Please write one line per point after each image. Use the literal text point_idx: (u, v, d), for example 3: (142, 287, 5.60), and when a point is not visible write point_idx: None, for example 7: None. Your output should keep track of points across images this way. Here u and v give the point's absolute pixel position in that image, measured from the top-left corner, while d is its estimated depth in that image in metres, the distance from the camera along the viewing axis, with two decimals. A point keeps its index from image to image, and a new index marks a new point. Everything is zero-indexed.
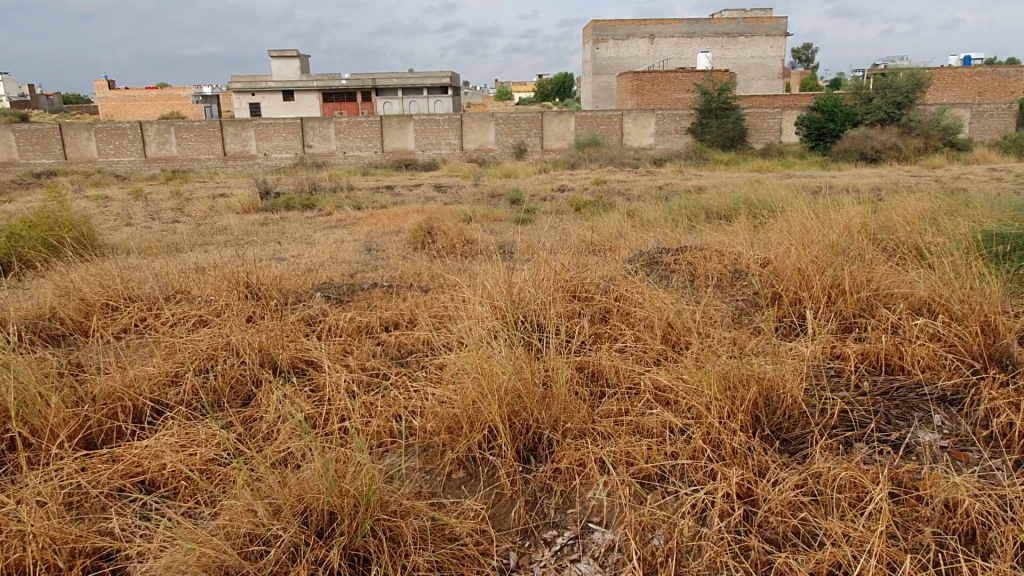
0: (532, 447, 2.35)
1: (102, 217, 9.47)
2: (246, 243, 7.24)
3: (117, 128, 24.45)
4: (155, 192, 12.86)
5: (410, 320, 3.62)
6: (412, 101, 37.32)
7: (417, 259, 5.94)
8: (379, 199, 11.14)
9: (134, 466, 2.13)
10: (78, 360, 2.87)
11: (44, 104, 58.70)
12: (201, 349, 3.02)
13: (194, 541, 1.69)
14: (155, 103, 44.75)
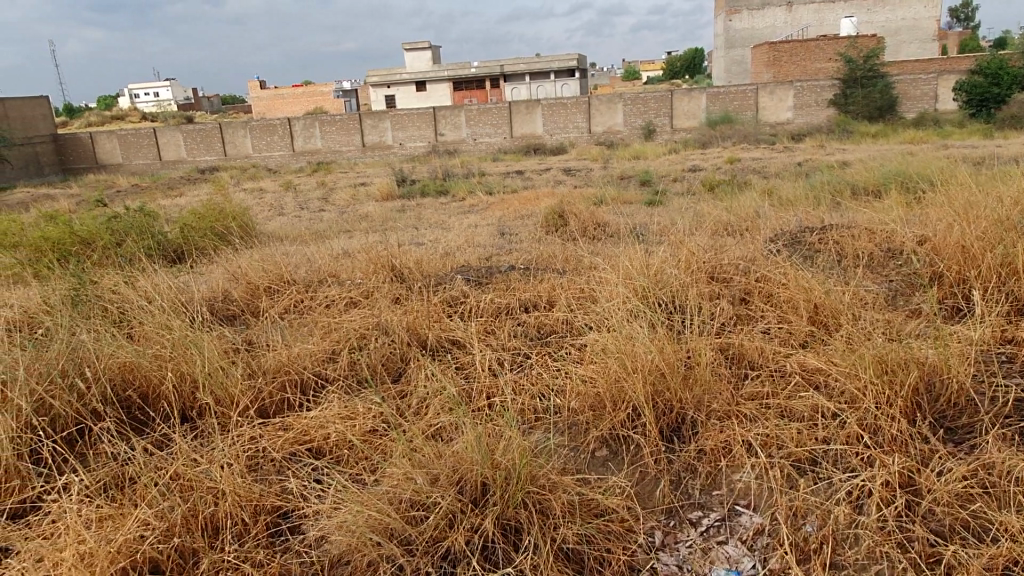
0: (676, 427, 2.34)
1: (259, 208, 10.29)
2: (387, 229, 7.63)
3: (268, 124, 26.30)
4: (303, 183, 13.75)
5: (548, 302, 3.70)
6: (540, 86, 37.54)
7: (551, 242, 6.05)
8: (510, 183, 11.35)
9: (303, 434, 2.32)
10: (249, 337, 3.15)
11: (206, 106, 64.42)
12: (356, 329, 3.23)
13: (361, 503, 1.82)
14: (299, 99, 47.59)
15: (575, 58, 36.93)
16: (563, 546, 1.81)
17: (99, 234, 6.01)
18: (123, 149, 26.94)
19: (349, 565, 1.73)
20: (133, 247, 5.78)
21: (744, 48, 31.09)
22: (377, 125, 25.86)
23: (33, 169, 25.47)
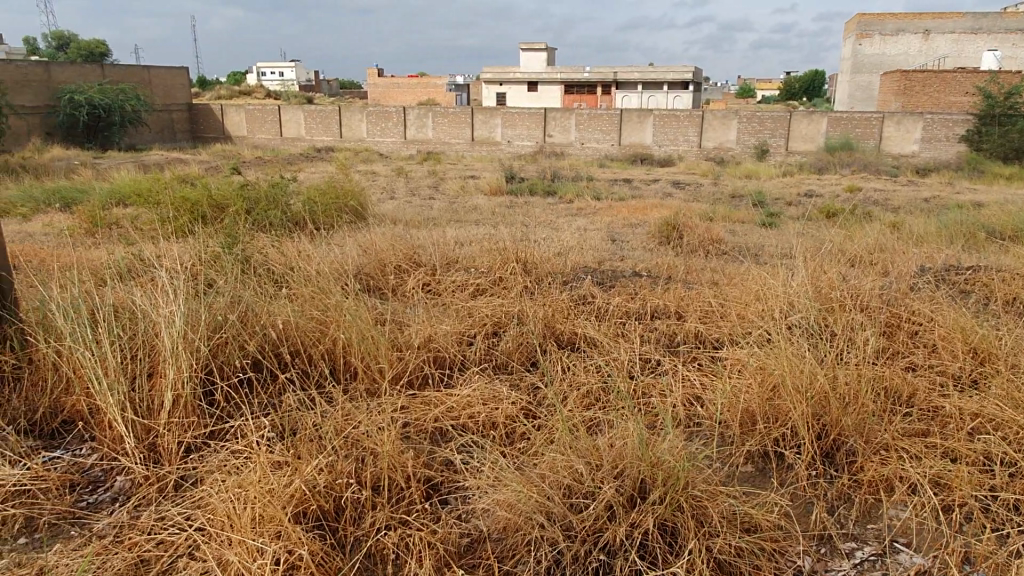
0: (828, 453, 2.27)
1: (374, 190, 10.65)
2: (499, 222, 7.73)
3: (384, 112, 27.17)
4: (417, 170, 14.19)
5: (676, 311, 3.65)
6: (651, 96, 37.13)
7: (668, 253, 5.98)
8: (618, 190, 11.29)
9: (452, 411, 2.38)
10: (392, 312, 3.27)
11: (325, 89, 67.46)
12: (490, 315, 3.29)
13: (520, 483, 1.85)
14: (413, 89, 48.89)
15: (692, 70, 36.21)
16: (718, 556, 1.75)
17: (237, 200, 6.37)
18: (248, 124, 28.82)
19: (505, 542, 1.78)
20: (268, 216, 6.14)
21: (872, 74, 29.75)
22: (487, 121, 26.23)
23: (167, 134, 29.08)
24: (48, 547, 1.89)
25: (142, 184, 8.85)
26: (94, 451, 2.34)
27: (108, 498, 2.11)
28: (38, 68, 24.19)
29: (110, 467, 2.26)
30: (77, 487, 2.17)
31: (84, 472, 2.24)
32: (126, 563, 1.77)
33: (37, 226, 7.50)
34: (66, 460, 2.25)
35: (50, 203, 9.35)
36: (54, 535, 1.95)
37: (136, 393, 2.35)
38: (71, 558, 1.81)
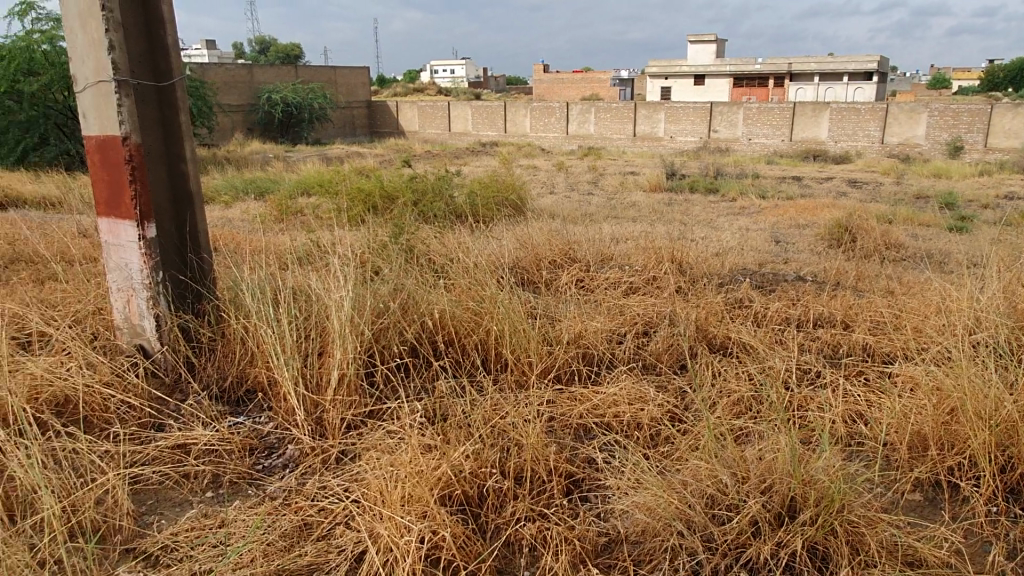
0: (1014, 488, 2.05)
1: (534, 185, 10.86)
2: (656, 219, 7.62)
3: (547, 107, 27.60)
4: (576, 165, 14.27)
5: (843, 319, 3.42)
6: (829, 89, 34.77)
7: (838, 256, 5.60)
8: (786, 189, 10.71)
9: (597, 408, 2.41)
10: (543, 306, 3.34)
11: (492, 84, 69.49)
12: (641, 315, 3.27)
13: (661, 488, 1.84)
14: (577, 85, 49.12)
15: (877, 60, 33.47)
16: None
17: (405, 193, 6.79)
18: (421, 120, 30.82)
19: (644, 545, 1.77)
20: (433, 209, 6.47)
21: None
22: (650, 116, 25.81)
23: (348, 130, 31.59)
24: (230, 502, 2.16)
25: (324, 177, 9.62)
26: (271, 420, 2.60)
27: (280, 464, 2.35)
28: (242, 70, 27.05)
29: (283, 436, 2.50)
30: (255, 450, 2.43)
31: (262, 438, 2.50)
32: (291, 527, 1.99)
33: (235, 213, 8.40)
34: (247, 426, 2.51)
35: (247, 192, 10.42)
36: (234, 493, 2.21)
37: (308, 370, 2.58)
38: (247, 515, 2.06)
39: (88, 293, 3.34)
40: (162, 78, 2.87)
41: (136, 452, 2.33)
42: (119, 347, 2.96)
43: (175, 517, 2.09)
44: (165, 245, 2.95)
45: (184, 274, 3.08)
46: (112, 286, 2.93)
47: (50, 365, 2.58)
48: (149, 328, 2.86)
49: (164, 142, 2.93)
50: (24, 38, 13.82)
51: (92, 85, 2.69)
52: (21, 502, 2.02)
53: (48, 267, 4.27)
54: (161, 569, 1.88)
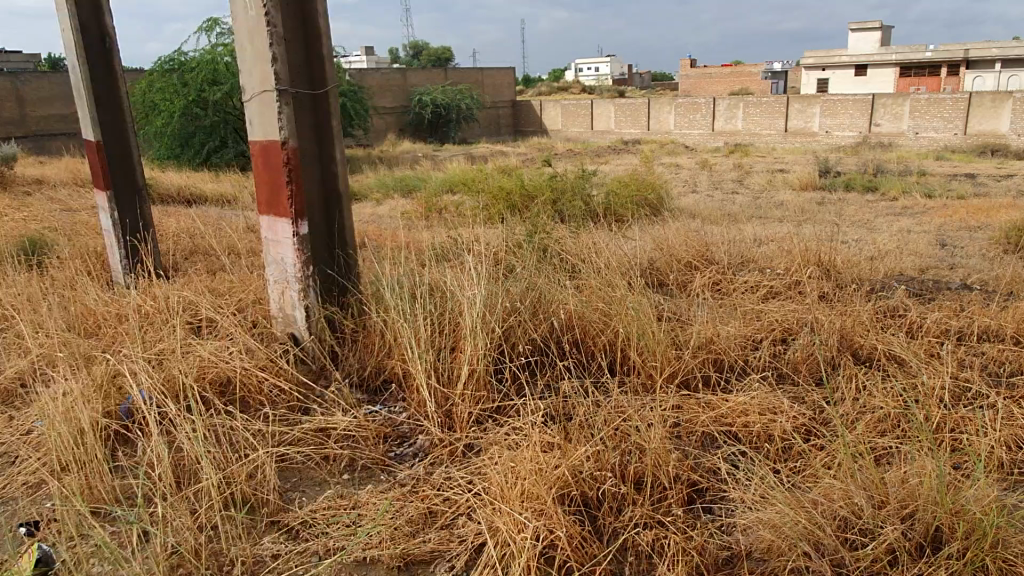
0: None
1: (675, 183, 10.64)
2: (804, 219, 7.24)
3: (693, 103, 26.91)
4: (721, 163, 13.80)
5: (1015, 332, 3.09)
6: (1015, 76, 31.31)
7: (1014, 263, 5.06)
8: (957, 187, 9.79)
9: (725, 417, 2.34)
10: (675, 309, 3.28)
11: (637, 81, 68.67)
12: (780, 321, 3.12)
13: (788, 504, 1.76)
14: (726, 79, 47.45)
15: None
16: None
17: (544, 192, 6.90)
18: (564, 118, 31.42)
19: (768, 563, 1.70)
20: (570, 208, 6.53)
21: None
22: (804, 110, 24.47)
23: (493, 129, 33.17)
24: (363, 486, 2.31)
25: (468, 176, 9.95)
26: (404, 410, 2.73)
27: (410, 453, 2.47)
28: (396, 75, 28.61)
29: (415, 426, 2.62)
30: (389, 438, 2.57)
31: (395, 427, 2.64)
32: (417, 513, 2.10)
33: (385, 210, 8.88)
34: (382, 415, 2.66)
35: (397, 190, 10.98)
36: (368, 477, 2.36)
37: (440, 364, 2.70)
38: (378, 499, 2.19)
39: (250, 284, 3.66)
40: (318, 86, 3.07)
41: (284, 433, 2.53)
42: (274, 334, 3.22)
43: (315, 496, 2.26)
44: (316, 242, 3.18)
45: (331, 268, 3.28)
46: (270, 278, 3.19)
47: (215, 349, 2.85)
48: (300, 318, 3.09)
49: (318, 145, 3.13)
50: (211, 51, 15.36)
51: (258, 94, 2.94)
52: (187, 470, 2.26)
53: (218, 258, 4.72)
54: (301, 542, 2.05)
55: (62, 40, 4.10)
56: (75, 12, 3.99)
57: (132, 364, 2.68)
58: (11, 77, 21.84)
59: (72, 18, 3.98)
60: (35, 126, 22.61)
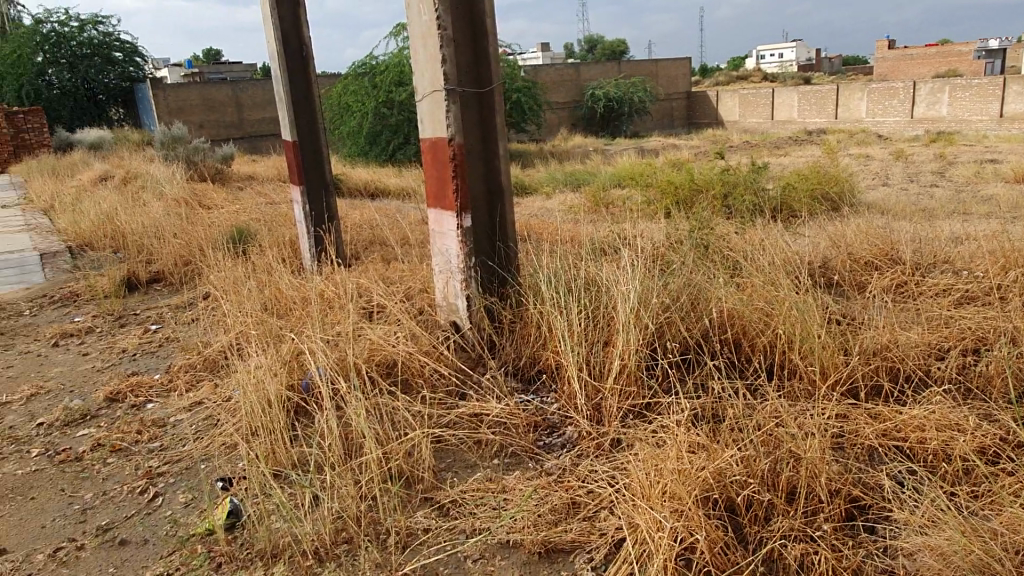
0: None
1: (863, 175, 9.86)
2: (1017, 216, 6.44)
3: (890, 88, 24.71)
4: (920, 153, 12.56)
5: None
6: None
7: None
8: None
9: (897, 431, 2.16)
10: (849, 312, 3.06)
11: (827, 66, 64.19)
12: (973, 329, 2.81)
13: (959, 530, 1.61)
14: (931, 60, 43.04)
15: None
16: None
17: (714, 186, 6.80)
18: (742, 108, 30.18)
19: None
20: (741, 202, 6.29)
21: None
22: None
23: (666, 122, 32.67)
24: (512, 471, 2.39)
25: (637, 170, 9.86)
26: (556, 401, 2.79)
27: (558, 444, 2.53)
28: (570, 70, 29.23)
29: (564, 418, 2.67)
30: (538, 428, 2.64)
31: (546, 417, 2.70)
32: (561, 502, 2.15)
33: (553, 204, 9.03)
34: (534, 405, 2.73)
35: (566, 185, 11.10)
36: (517, 464, 2.45)
37: (591, 358, 2.72)
38: (525, 485, 2.27)
39: (419, 274, 3.88)
40: (484, 84, 3.18)
41: (442, 415, 2.68)
42: (438, 321, 3.40)
43: (466, 477, 2.38)
44: (478, 234, 3.31)
45: (492, 260, 3.39)
46: (436, 268, 3.37)
47: (384, 333, 3.07)
48: (462, 307, 3.24)
49: (482, 141, 3.25)
50: (398, 55, 16.40)
51: (429, 94, 3.11)
52: (353, 443, 2.47)
53: (394, 249, 5.06)
54: (451, 519, 2.17)
55: (268, 51, 4.59)
56: (279, 25, 4.46)
57: (312, 344, 2.96)
58: (232, 85, 24.65)
59: (275, 30, 4.44)
60: (250, 129, 25.36)
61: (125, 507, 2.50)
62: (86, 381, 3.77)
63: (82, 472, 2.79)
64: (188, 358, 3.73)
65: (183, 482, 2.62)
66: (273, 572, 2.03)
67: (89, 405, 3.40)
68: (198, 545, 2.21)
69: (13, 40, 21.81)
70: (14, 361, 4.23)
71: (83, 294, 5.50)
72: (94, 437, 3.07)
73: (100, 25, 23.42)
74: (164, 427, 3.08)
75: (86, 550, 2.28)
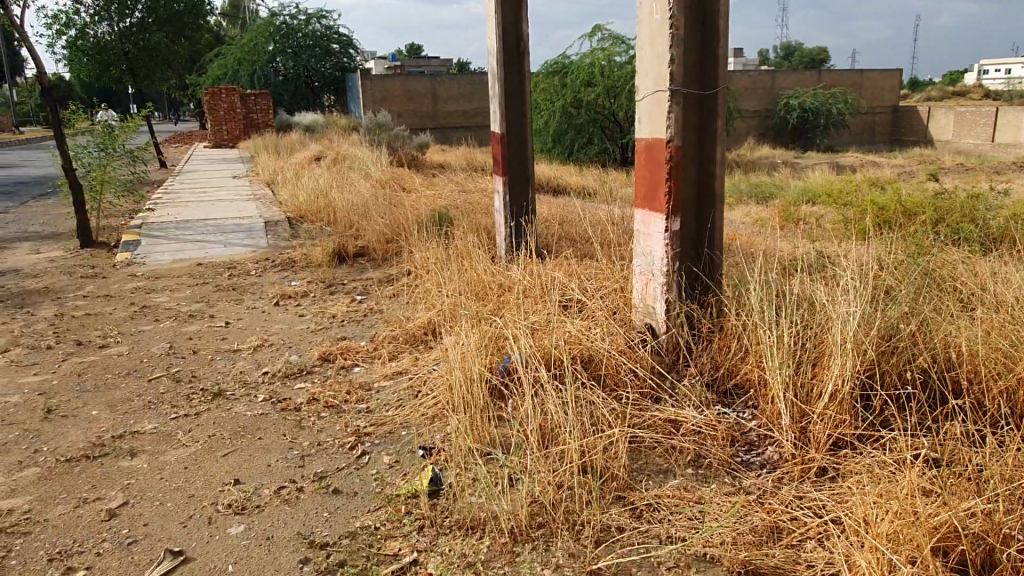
0: None
1: None
2: None
3: None
4: None
5: None
6: None
7: None
8: None
9: None
10: None
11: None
12: None
13: None
14: None
15: None
16: None
17: (928, 211, 6.22)
18: (957, 128, 27.38)
19: None
20: (961, 230, 5.70)
21: None
22: None
23: (866, 137, 30.37)
24: (708, 484, 2.33)
25: (834, 186, 9.26)
26: (755, 418, 2.67)
27: (758, 463, 2.43)
28: (765, 76, 28.21)
29: (765, 437, 2.56)
30: (736, 443, 2.55)
31: (744, 433, 2.60)
32: (762, 525, 2.05)
33: (740, 215, 8.69)
34: (732, 418, 2.64)
35: (753, 196, 10.65)
36: (714, 476, 2.38)
37: (800, 379, 2.59)
38: (724, 499, 2.20)
39: (614, 272, 3.88)
40: (708, 86, 3.11)
41: (637, 416, 2.67)
42: (633, 321, 3.38)
43: (660, 483, 2.35)
44: (685, 238, 3.25)
45: (696, 266, 3.31)
46: (637, 269, 3.35)
47: (582, 328, 3.10)
48: (660, 310, 3.20)
49: (700, 144, 3.18)
50: (592, 55, 16.49)
51: (652, 93, 3.09)
52: (549, 431, 2.51)
53: (584, 246, 5.11)
54: (645, 523, 2.15)
55: (489, 46, 4.79)
56: (500, 22, 4.64)
57: (515, 330, 3.06)
58: (431, 78, 26.12)
59: (497, 26, 4.64)
60: (443, 120, 26.74)
61: (337, 459, 2.73)
62: (302, 340, 4.16)
63: (300, 421, 3.08)
64: (392, 330, 4.00)
65: (388, 444, 2.80)
66: (473, 543, 2.11)
67: (306, 362, 3.74)
68: (402, 505, 2.36)
69: (252, 30, 24.45)
70: (243, 315, 4.75)
71: (300, 261, 6.07)
72: (310, 392, 3.37)
73: (323, 19, 25.62)
74: (369, 391, 3.32)
75: (305, 493, 2.51)
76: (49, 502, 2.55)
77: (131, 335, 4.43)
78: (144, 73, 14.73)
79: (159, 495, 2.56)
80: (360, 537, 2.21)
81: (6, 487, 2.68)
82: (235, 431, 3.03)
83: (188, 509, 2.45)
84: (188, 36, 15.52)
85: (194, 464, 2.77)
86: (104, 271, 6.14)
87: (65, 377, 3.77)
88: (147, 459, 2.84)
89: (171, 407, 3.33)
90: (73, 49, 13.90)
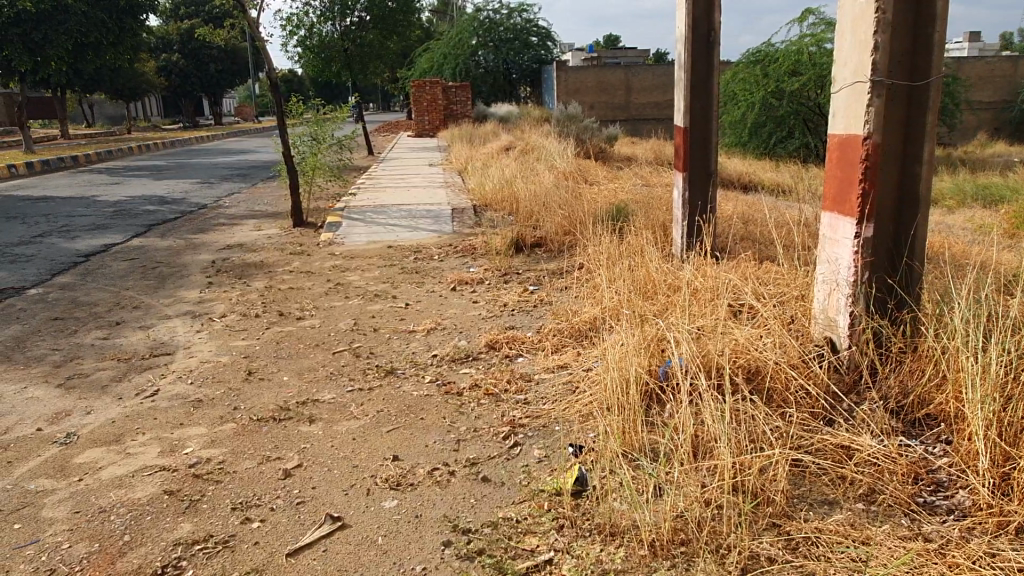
0: None
1: None
2: None
3: None
4: None
5: None
6: None
7: None
8: None
9: None
10: None
11: None
12: None
13: None
14: None
15: None
16: None
17: None
18: None
19: None
20: None
21: None
22: None
23: None
24: (880, 524, 2.09)
25: None
26: (947, 455, 2.36)
27: (944, 508, 2.14)
28: (1007, 63, 24.83)
29: (957, 478, 2.25)
30: (920, 482, 2.27)
31: (931, 471, 2.30)
32: None
33: (961, 219, 7.71)
34: (917, 452, 2.34)
35: (977, 200, 9.42)
36: (888, 515, 2.14)
37: (1007, 416, 2.23)
38: (897, 543, 1.96)
39: (796, 278, 3.60)
40: (919, 77, 2.76)
41: (804, 439, 2.46)
42: (812, 335, 3.11)
43: (824, 516, 2.14)
44: (879, 246, 2.93)
45: (891, 278, 2.97)
46: (820, 276, 3.08)
47: (752, 337, 2.90)
48: (843, 324, 2.92)
49: (903, 142, 2.84)
50: (799, 42, 15.43)
51: (850, 84, 2.81)
52: (703, 443, 2.39)
53: (768, 249, 4.80)
54: (799, 557, 1.97)
55: (676, 35, 4.64)
56: (690, 9, 4.47)
57: (678, 333, 2.94)
58: (626, 69, 25.86)
59: (686, 13, 4.47)
60: (635, 112, 26.44)
61: (490, 448, 2.78)
62: (473, 326, 4.30)
63: (460, 406, 3.18)
64: (557, 323, 4.02)
65: (540, 438, 2.82)
66: (611, 551, 2.07)
67: (472, 348, 3.87)
68: (545, 501, 2.36)
69: (458, 25, 25.61)
70: (422, 297, 5.00)
71: (480, 249, 6.28)
72: (473, 378, 3.48)
73: (525, 12, 26.24)
74: (529, 382, 3.37)
75: (455, 476, 2.59)
76: (239, 456, 2.86)
77: (324, 309, 4.84)
78: (359, 68, 15.97)
79: (328, 461, 2.77)
80: (501, 528, 2.24)
81: (208, 438, 3.03)
82: (401, 409, 3.20)
83: (351, 478, 2.62)
84: (400, 33, 16.56)
85: (362, 436, 2.96)
86: (309, 249, 6.78)
87: (266, 344, 4.20)
88: (322, 426, 3.08)
89: (348, 380, 3.59)
90: (303, 47, 15.41)
